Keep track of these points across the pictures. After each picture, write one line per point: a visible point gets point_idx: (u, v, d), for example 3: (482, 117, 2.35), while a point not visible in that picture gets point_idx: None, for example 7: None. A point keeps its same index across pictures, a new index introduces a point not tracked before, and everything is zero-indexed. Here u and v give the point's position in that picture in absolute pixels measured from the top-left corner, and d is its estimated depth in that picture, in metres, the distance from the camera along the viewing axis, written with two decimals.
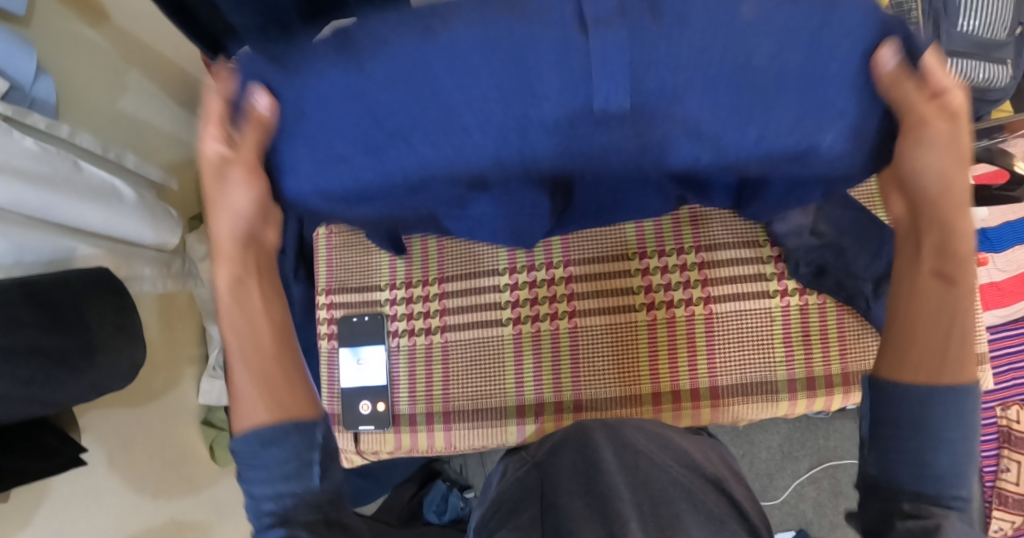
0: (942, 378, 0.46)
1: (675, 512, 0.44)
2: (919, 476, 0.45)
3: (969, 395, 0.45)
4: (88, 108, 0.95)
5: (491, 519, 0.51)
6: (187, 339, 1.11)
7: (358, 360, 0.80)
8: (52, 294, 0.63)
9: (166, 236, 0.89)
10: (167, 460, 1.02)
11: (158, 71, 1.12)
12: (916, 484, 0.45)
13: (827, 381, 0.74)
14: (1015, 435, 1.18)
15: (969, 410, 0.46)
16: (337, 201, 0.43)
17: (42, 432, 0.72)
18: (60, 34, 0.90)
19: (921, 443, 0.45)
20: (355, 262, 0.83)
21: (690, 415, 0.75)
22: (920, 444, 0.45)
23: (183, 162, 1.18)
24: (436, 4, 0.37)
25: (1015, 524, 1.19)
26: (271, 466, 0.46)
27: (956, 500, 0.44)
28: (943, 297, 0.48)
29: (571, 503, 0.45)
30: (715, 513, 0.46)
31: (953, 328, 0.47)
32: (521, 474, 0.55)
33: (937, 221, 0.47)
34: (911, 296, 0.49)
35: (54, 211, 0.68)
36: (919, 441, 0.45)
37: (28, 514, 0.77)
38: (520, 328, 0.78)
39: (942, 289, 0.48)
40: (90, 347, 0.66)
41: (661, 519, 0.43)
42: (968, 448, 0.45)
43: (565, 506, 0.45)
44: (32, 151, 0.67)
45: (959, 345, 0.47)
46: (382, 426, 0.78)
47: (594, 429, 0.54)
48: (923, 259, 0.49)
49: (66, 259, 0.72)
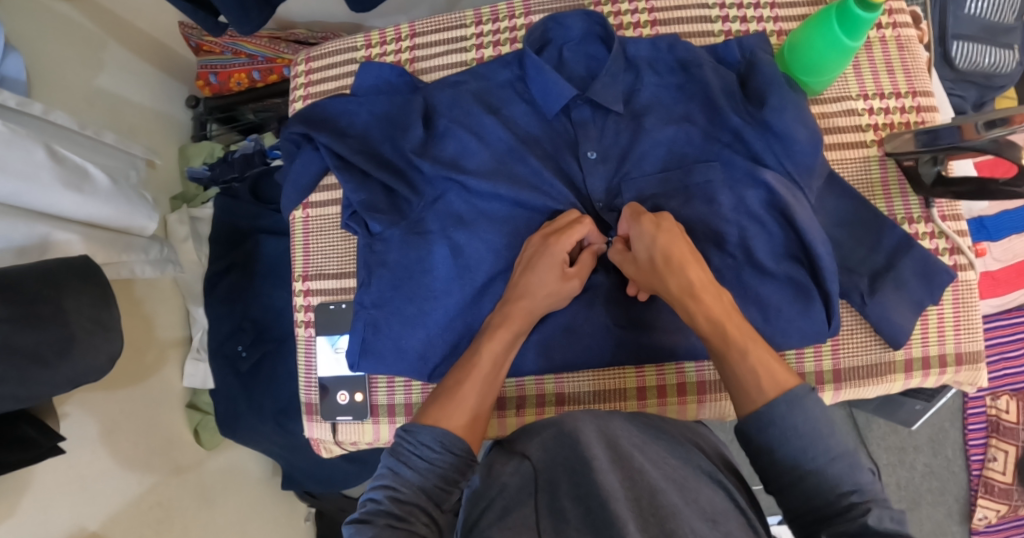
0: (776, 407, 0.49)
1: (672, 503, 0.43)
2: (823, 485, 0.47)
3: (794, 398, 0.49)
4: (63, 87, 0.90)
5: (481, 516, 0.46)
6: (172, 321, 1.08)
7: (335, 348, 0.79)
8: (24, 289, 0.60)
9: (146, 222, 0.82)
10: (154, 445, 1.00)
11: (137, 45, 1.06)
12: (826, 490, 0.47)
13: (818, 377, 0.72)
14: (1003, 424, 1.20)
15: (814, 409, 0.48)
16: (431, 337, 0.71)
17: (18, 422, 0.69)
18: (29, 11, 0.86)
19: (789, 453, 0.48)
20: (332, 246, 0.80)
21: (675, 409, 0.74)
22: (792, 448, 0.48)
23: (165, 142, 1.14)
24: (505, 242, 0.70)
25: (999, 512, 1.20)
26: (428, 462, 0.51)
27: (860, 488, 0.46)
28: (729, 355, 0.54)
29: (571, 509, 0.43)
30: (708, 511, 0.44)
31: (744, 368, 0.53)
32: (510, 470, 0.49)
33: (693, 303, 0.58)
34: (728, 369, 0.54)
35: (21, 197, 0.64)
36: (788, 450, 0.48)
37: (12, 503, 0.74)
38: (504, 388, 0.76)
39: (726, 348, 0.55)
40: (66, 344, 0.62)
41: (660, 513, 0.41)
42: (831, 442, 0.47)
43: (565, 513, 0.43)
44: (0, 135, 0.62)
45: (752, 378, 0.52)
46: (360, 417, 0.77)
47: (583, 419, 0.50)
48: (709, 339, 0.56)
49: (38, 249, 0.67)
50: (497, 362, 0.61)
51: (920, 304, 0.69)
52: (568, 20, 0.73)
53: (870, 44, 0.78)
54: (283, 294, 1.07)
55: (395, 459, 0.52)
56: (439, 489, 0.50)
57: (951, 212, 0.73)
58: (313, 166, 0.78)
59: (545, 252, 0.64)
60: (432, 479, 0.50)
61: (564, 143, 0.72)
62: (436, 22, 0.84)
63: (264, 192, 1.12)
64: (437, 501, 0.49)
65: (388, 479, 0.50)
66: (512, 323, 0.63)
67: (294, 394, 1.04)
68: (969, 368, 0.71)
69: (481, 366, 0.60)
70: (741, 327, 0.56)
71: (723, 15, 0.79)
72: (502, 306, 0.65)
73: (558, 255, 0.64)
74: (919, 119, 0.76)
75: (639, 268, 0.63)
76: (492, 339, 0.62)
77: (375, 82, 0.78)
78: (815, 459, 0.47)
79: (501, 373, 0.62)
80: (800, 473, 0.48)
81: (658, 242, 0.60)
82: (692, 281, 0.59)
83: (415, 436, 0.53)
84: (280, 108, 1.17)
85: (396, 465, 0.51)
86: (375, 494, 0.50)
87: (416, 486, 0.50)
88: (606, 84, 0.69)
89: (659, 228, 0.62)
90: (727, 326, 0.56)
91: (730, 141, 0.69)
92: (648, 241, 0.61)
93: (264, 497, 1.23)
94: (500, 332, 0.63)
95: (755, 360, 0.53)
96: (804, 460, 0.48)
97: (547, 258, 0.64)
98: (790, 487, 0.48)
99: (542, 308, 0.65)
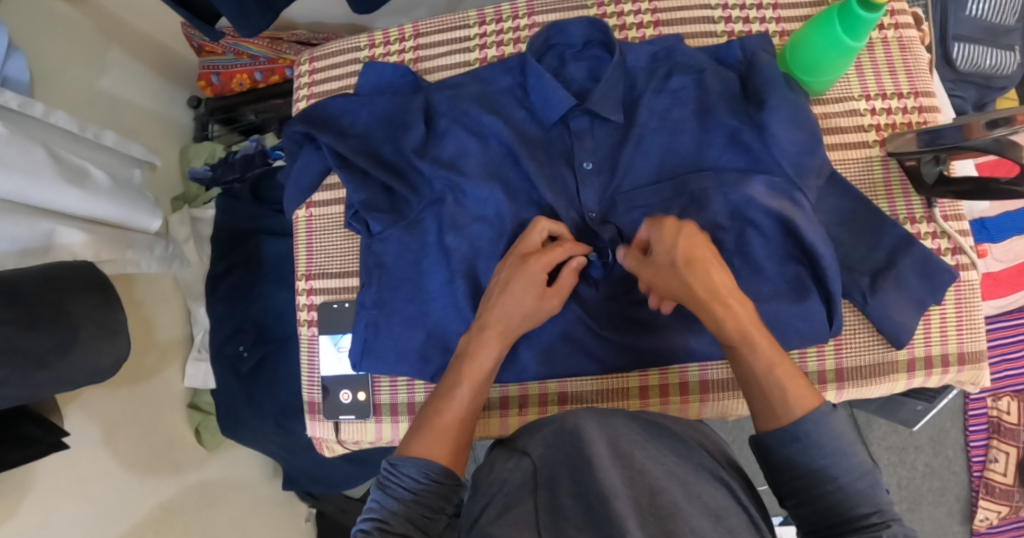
0: (800, 426, 0.49)
1: (674, 501, 0.42)
2: (843, 503, 0.47)
3: (821, 417, 0.49)
4: (65, 87, 0.90)
5: (482, 512, 0.46)
6: (173, 322, 1.08)
7: (338, 348, 0.79)
8: (26, 288, 0.60)
9: (150, 219, 0.83)
10: (155, 445, 1.00)
11: (139, 47, 1.07)
12: (846, 509, 0.47)
13: (820, 377, 0.72)
14: (1005, 425, 1.20)
15: (837, 428, 0.49)
16: (434, 339, 0.71)
17: (20, 421, 0.69)
18: (31, 11, 0.86)
19: (808, 473, 0.48)
20: (334, 245, 0.81)
21: (677, 409, 0.74)
22: (816, 467, 0.48)
23: (167, 142, 1.15)
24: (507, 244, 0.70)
25: (1000, 514, 1.20)
26: (413, 492, 0.51)
27: (880, 508, 0.47)
28: (754, 368, 0.54)
29: (571, 506, 0.42)
30: (710, 506, 0.44)
31: (769, 380, 0.53)
32: (511, 465, 0.49)
33: (717, 313, 0.56)
34: (754, 381, 0.53)
35: (25, 195, 0.64)
36: (812, 468, 0.48)
37: (13, 504, 0.74)
38: (507, 388, 0.76)
39: (749, 359, 0.54)
40: (69, 343, 0.62)
41: (660, 509, 0.41)
42: (853, 463, 0.48)
43: (563, 508, 0.43)
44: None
45: (777, 391, 0.52)
46: (363, 417, 0.77)
47: (584, 416, 0.50)
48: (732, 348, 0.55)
49: (42, 248, 0.68)
50: (478, 387, 0.61)
51: (922, 304, 0.69)
52: (570, 26, 0.73)
53: (872, 45, 0.78)
54: (285, 294, 1.08)
55: (382, 491, 0.52)
56: (424, 518, 0.49)
57: (954, 212, 0.73)
58: (314, 165, 0.78)
59: (522, 271, 0.64)
60: (417, 508, 0.50)
61: (565, 144, 0.72)
62: (439, 23, 0.85)
63: (266, 193, 1.12)
64: (423, 528, 0.49)
65: (375, 512, 0.50)
66: (489, 344, 0.62)
67: (295, 395, 1.04)
68: (971, 368, 0.71)
69: (460, 395, 0.60)
70: (766, 339, 0.55)
71: (725, 16, 0.79)
72: (478, 330, 0.64)
73: (540, 272, 0.63)
74: (921, 120, 0.76)
75: (656, 270, 0.61)
76: (469, 367, 0.61)
77: (377, 82, 0.78)
78: (837, 479, 0.47)
79: (482, 397, 0.62)
80: (821, 492, 0.48)
81: (681, 247, 0.58)
82: (716, 289, 0.56)
83: (399, 469, 0.53)
84: (281, 109, 1.17)
85: (382, 497, 0.51)
86: (364, 526, 0.49)
87: (402, 515, 0.49)
88: (609, 85, 0.69)
89: (683, 234, 0.58)
90: (753, 335, 0.54)
91: (731, 143, 0.69)
92: (669, 245, 0.58)
93: (265, 497, 1.23)
94: (480, 356, 0.62)
95: (782, 374, 0.53)
96: (826, 480, 0.48)
97: (524, 278, 0.63)
98: (806, 504, 0.49)
99: (519, 329, 0.64)
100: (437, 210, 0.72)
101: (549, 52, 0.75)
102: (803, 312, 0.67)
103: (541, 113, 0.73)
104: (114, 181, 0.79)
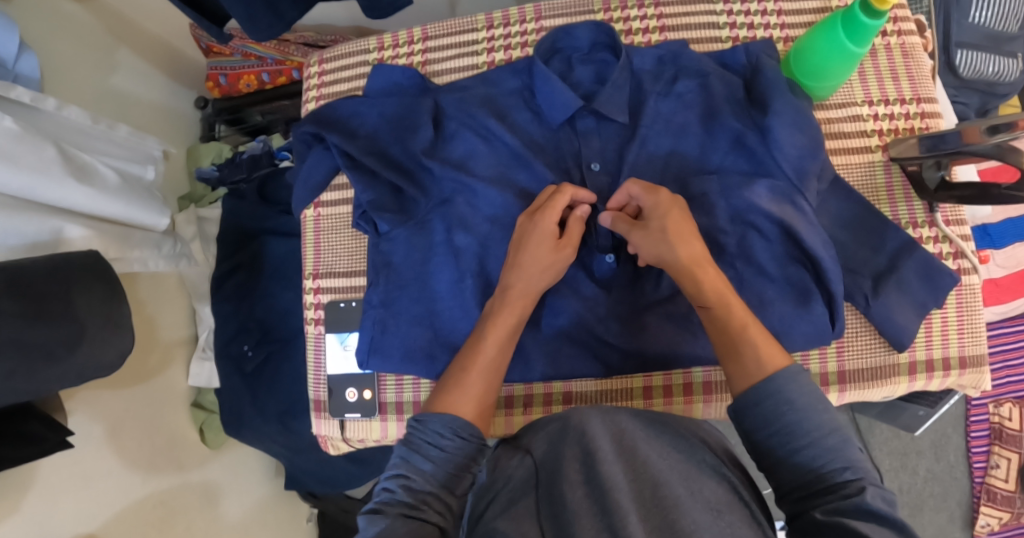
0: (772, 381, 0.50)
1: (675, 496, 0.43)
2: (815, 460, 0.46)
3: (791, 375, 0.50)
4: (75, 86, 0.91)
5: (486, 508, 0.47)
6: (178, 319, 1.09)
7: (344, 346, 0.79)
8: (34, 282, 0.60)
9: (157, 219, 0.83)
10: (159, 442, 1.01)
11: (149, 47, 1.08)
12: (818, 466, 0.46)
13: (822, 379, 0.72)
14: (1006, 431, 1.19)
15: (807, 387, 0.49)
16: (440, 337, 0.72)
17: (26, 419, 0.70)
18: (41, 11, 0.87)
19: (782, 427, 0.48)
20: (342, 245, 0.81)
21: (680, 409, 0.75)
22: (786, 422, 0.48)
23: (174, 141, 1.16)
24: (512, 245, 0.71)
25: (1001, 520, 1.20)
26: (441, 448, 0.52)
27: (852, 465, 0.46)
28: (732, 329, 0.55)
29: (572, 493, 0.43)
30: (712, 501, 0.44)
31: (744, 342, 0.54)
32: (514, 462, 0.50)
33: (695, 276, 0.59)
34: (734, 343, 0.55)
35: (35, 193, 0.65)
36: (782, 424, 0.48)
37: (15, 499, 0.75)
38: (511, 388, 0.76)
39: (729, 321, 0.56)
40: (77, 337, 0.63)
41: (662, 504, 0.42)
42: (824, 419, 0.47)
43: (565, 497, 0.43)
44: (11, 132, 0.63)
45: (750, 351, 0.53)
46: (368, 414, 0.77)
47: (588, 411, 0.50)
48: (713, 311, 0.57)
49: (50, 244, 0.69)
50: (503, 343, 0.62)
51: (923, 307, 0.69)
52: (577, 30, 0.74)
53: (876, 51, 0.79)
54: (290, 294, 1.08)
55: (408, 449, 0.52)
56: (450, 476, 0.51)
57: (955, 217, 0.74)
58: (323, 165, 0.79)
59: (533, 228, 0.65)
60: (444, 467, 0.51)
61: (571, 147, 0.73)
62: (447, 26, 0.86)
63: (272, 194, 1.13)
64: (452, 486, 0.50)
65: (400, 469, 0.51)
66: (513, 307, 0.64)
67: (299, 395, 1.05)
68: (972, 371, 0.72)
69: (485, 353, 0.61)
70: (743, 308, 0.57)
71: (730, 22, 0.80)
72: (501, 292, 0.65)
73: (550, 224, 0.64)
74: (923, 126, 0.76)
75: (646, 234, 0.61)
76: (494, 328, 0.63)
77: (386, 84, 0.79)
78: (807, 434, 0.47)
79: (508, 356, 0.63)
80: (792, 448, 0.47)
81: (669, 218, 0.61)
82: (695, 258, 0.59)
83: (427, 426, 0.54)
84: (288, 110, 1.18)
85: (408, 454, 0.52)
86: (389, 483, 0.50)
87: (429, 475, 0.50)
88: (614, 89, 0.70)
89: (670, 203, 0.62)
90: (730, 305, 0.57)
91: (734, 146, 0.70)
92: (658, 214, 0.61)
93: (268, 495, 1.24)
94: (502, 318, 0.63)
95: (754, 336, 0.54)
96: (796, 435, 0.47)
97: (536, 234, 0.64)
98: (780, 467, 0.48)
99: (539, 285, 0.65)
100: (444, 211, 0.73)
101: (555, 55, 0.76)
102: (804, 315, 0.67)
103: (547, 116, 0.73)
104: (123, 179, 0.80)
